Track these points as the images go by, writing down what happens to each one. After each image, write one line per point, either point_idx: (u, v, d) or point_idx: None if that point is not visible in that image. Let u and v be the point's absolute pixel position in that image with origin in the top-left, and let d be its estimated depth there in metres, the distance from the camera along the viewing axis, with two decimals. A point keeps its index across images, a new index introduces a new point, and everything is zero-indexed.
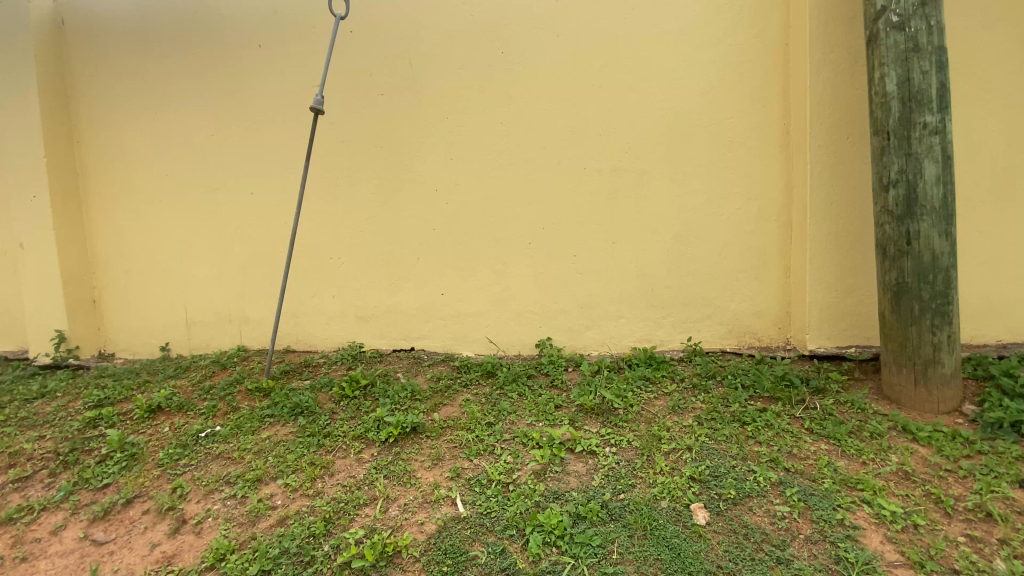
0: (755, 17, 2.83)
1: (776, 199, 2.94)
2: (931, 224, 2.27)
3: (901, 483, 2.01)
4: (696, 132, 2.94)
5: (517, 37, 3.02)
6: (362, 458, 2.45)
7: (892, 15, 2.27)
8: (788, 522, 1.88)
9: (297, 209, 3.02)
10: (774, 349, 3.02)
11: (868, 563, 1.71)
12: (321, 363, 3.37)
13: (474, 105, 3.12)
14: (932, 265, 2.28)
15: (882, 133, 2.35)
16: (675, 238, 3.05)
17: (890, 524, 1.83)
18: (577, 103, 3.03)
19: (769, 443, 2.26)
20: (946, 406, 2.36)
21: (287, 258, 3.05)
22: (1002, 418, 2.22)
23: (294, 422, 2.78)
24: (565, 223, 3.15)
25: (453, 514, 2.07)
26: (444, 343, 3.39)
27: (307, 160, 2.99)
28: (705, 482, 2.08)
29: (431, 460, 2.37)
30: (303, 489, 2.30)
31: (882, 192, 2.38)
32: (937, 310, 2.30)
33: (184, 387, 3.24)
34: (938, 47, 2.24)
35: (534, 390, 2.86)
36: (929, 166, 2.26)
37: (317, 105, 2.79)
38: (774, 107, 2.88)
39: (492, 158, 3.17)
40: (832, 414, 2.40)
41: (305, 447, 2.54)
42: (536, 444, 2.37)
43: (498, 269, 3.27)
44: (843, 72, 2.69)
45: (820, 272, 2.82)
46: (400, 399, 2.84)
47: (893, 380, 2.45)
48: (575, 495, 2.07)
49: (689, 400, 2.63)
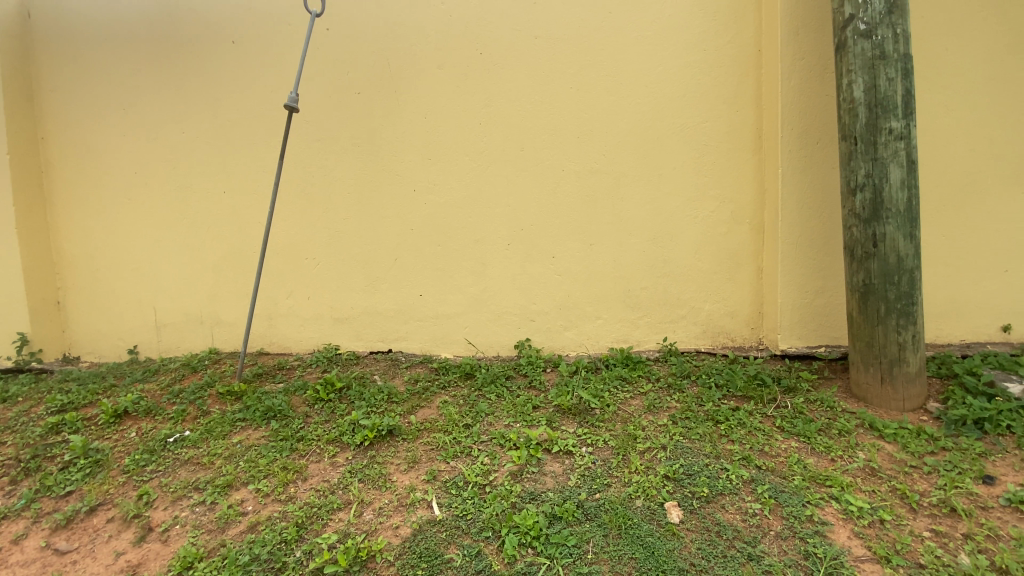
0: (730, 23, 2.87)
1: (749, 202, 2.99)
2: (896, 227, 2.34)
3: (869, 479, 2.06)
4: (672, 136, 2.98)
5: (496, 38, 3.02)
6: (337, 462, 2.41)
7: (859, 23, 2.33)
8: (759, 519, 1.92)
9: (271, 209, 2.97)
10: (747, 349, 3.08)
11: (836, 558, 1.75)
12: (295, 365, 3.31)
13: (453, 105, 3.12)
14: (897, 267, 2.35)
15: (850, 138, 2.41)
16: (652, 240, 3.08)
17: (857, 520, 1.88)
18: (555, 105, 3.04)
19: (741, 442, 2.29)
20: (911, 404, 2.43)
21: (260, 259, 2.99)
22: (965, 416, 2.29)
23: (266, 426, 2.72)
24: (544, 224, 3.15)
25: (428, 517, 2.05)
26: (422, 344, 3.37)
27: (281, 158, 2.93)
28: (679, 480, 2.11)
29: (407, 463, 2.35)
30: (275, 494, 2.25)
31: (850, 195, 2.44)
32: (902, 311, 2.37)
33: (152, 391, 3.15)
34: (903, 55, 2.31)
35: (512, 391, 2.86)
36: (894, 170, 2.33)
37: (291, 102, 2.75)
38: (747, 111, 2.93)
39: (471, 158, 3.16)
40: (802, 412, 2.46)
41: (278, 451, 2.49)
42: (513, 444, 2.37)
43: (477, 270, 3.26)
44: (813, 79, 2.76)
45: (791, 274, 2.88)
46: (376, 402, 2.81)
47: (861, 379, 2.51)
48: (551, 495, 2.07)
49: (664, 400, 2.66)
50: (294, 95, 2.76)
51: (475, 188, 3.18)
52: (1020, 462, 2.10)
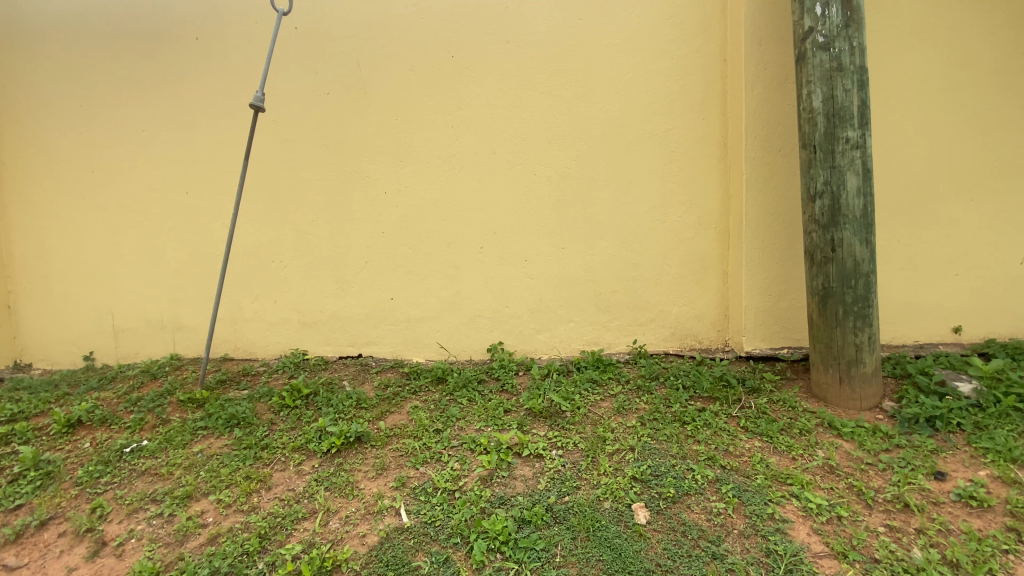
0: (696, 32, 2.94)
1: (715, 207, 3.06)
2: (853, 233, 2.43)
3: (827, 477, 2.13)
4: (641, 142, 3.03)
5: (468, 41, 3.02)
6: (303, 470, 2.36)
7: (818, 36, 2.41)
8: (723, 518, 1.95)
9: (235, 211, 2.89)
10: (713, 351, 3.15)
11: (796, 555, 1.79)
12: (261, 372, 3.24)
13: (425, 108, 3.10)
14: (854, 271, 2.44)
15: (809, 147, 2.49)
16: (622, 244, 3.12)
17: (816, 516, 1.94)
18: (527, 110, 3.06)
19: (706, 442, 2.34)
20: (868, 403, 2.53)
21: (223, 262, 2.91)
22: (918, 414, 2.39)
23: (229, 434, 2.65)
24: (516, 228, 3.16)
25: (396, 525, 2.03)
26: (393, 349, 3.33)
27: (246, 159, 2.86)
28: (646, 482, 2.14)
29: (376, 470, 2.31)
30: (237, 504, 2.19)
31: (809, 202, 2.53)
32: (859, 313, 2.46)
33: (108, 399, 3.02)
34: (859, 68, 2.41)
35: (483, 395, 2.85)
36: (851, 178, 2.42)
37: (257, 102, 2.69)
38: (713, 118, 3.00)
39: (443, 161, 3.14)
40: (765, 412, 2.52)
41: (241, 460, 2.43)
42: (483, 449, 2.36)
43: (449, 274, 3.24)
44: (775, 88, 2.84)
45: (755, 278, 2.96)
46: (344, 408, 2.76)
47: (821, 379, 2.60)
48: (521, 499, 2.07)
49: (633, 402, 2.70)
50: (261, 95, 2.70)
51: (447, 191, 3.17)
52: (968, 457, 2.20)
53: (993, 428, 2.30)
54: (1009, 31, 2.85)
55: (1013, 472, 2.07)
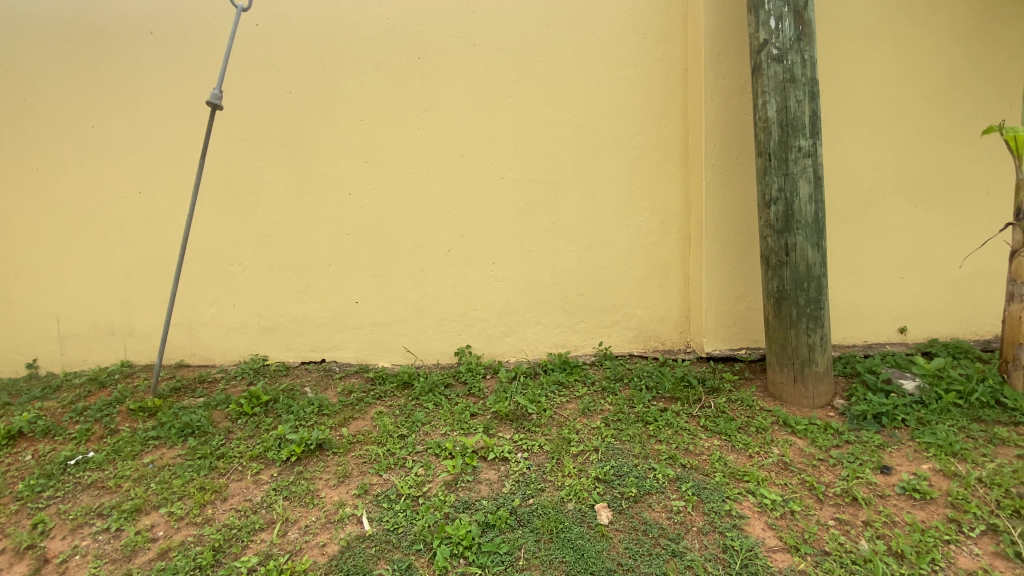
0: (659, 41, 3.01)
1: (677, 212, 3.13)
2: (805, 237, 2.53)
3: (781, 473, 2.20)
4: (605, 148, 3.08)
5: (435, 44, 3.02)
6: (260, 480, 2.29)
7: (772, 48, 2.51)
8: (682, 516, 2.00)
9: (191, 212, 2.79)
10: (676, 352, 3.22)
11: (751, 549, 1.85)
12: (218, 378, 3.15)
13: (391, 109, 3.08)
14: (806, 275, 2.54)
15: (764, 154, 2.59)
16: (587, 248, 3.16)
17: (770, 512, 2.01)
18: (493, 113, 3.06)
19: (668, 441, 2.39)
20: (821, 401, 2.63)
21: (178, 265, 2.81)
22: (866, 411, 2.50)
23: (182, 443, 2.55)
24: (483, 231, 3.16)
25: (357, 533, 1.99)
26: (359, 353, 3.29)
27: (203, 158, 2.77)
28: (609, 482, 2.17)
29: (337, 477, 2.27)
30: (190, 517, 2.11)
31: (765, 208, 2.62)
32: (811, 315, 2.56)
33: (52, 409, 2.87)
34: (810, 79, 2.51)
35: (450, 399, 2.83)
36: (803, 185, 2.52)
37: (214, 100, 2.60)
38: (676, 126, 3.07)
39: (410, 163, 3.12)
40: (724, 411, 2.60)
41: (195, 471, 2.34)
42: (448, 453, 2.34)
43: (415, 277, 3.21)
44: (733, 98, 2.93)
45: (716, 281, 3.04)
46: (305, 415, 2.69)
47: (777, 379, 2.69)
48: (485, 503, 2.07)
49: (598, 403, 2.73)
50: (218, 92, 2.63)
51: (413, 194, 3.14)
52: (912, 452, 2.31)
53: (934, 423, 2.43)
54: (951, 47, 3.01)
55: (953, 465, 2.18)
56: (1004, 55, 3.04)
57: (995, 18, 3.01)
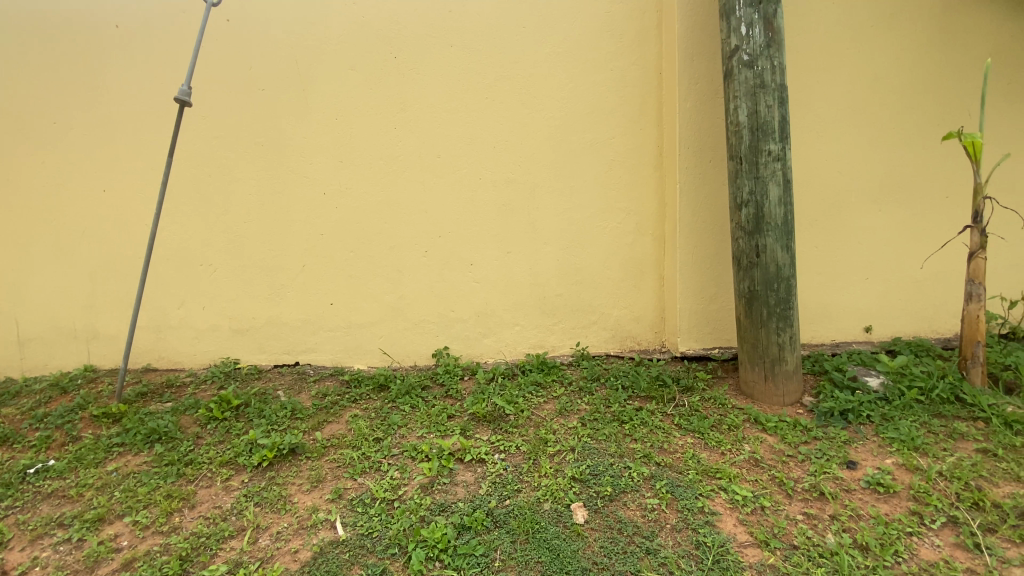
0: (634, 45, 3.04)
1: (652, 214, 3.17)
2: (775, 239, 2.59)
3: (752, 469, 2.25)
4: (582, 150, 3.10)
5: (411, 43, 3.00)
6: (230, 486, 2.24)
7: (743, 54, 2.57)
8: (656, 514, 2.03)
9: (159, 212, 2.72)
10: (651, 351, 3.27)
11: (723, 545, 1.88)
12: (187, 383, 3.09)
13: (366, 108, 3.05)
14: (776, 275, 2.60)
15: (736, 158, 2.64)
16: (564, 249, 3.18)
17: (742, 507, 2.05)
18: (470, 114, 3.06)
19: (643, 440, 2.43)
20: (790, 398, 2.70)
21: (144, 266, 2.74)
22: (833, 408, 2.58)
23: (149, 450, 2.47)
24: (460, 232, 3.15)
25: (331, 538, 1.96)
26: (334, 356, 3.25)
27: (171, 157, 2.70)
28: (585, 481, 2.18)
29: (311, 482, 2.23)
30: (156, 526, 2.05)
31: (736, 210, 2.68)
32: (781, 314, 2.62)
33: (10, 415, 2.76)
34: (779, 85, 2.57)
35: (427, 401, 2.81)
36: (773, 188, 2.58)
37: (182, 96, 2.54)
38: (650, 129, 3.11)
39: (386, 163, 3.09)
40: (698, 410, 2.64)
41: (162, 478, 2.27)
42: (425, 456, 2.33)
43: (392, 278, 3.19)
44: (706, 102, 2.98)
45: (690, 282, 3.09)
46: (277, 419, 2.64)
47: (748, 377, 2.75)
48: (461, 506, 2.06)
49: (575, 403, 2.75)
50: (187, 88, 2.56)
51: (389, 194, 3.12)
52: (877, 447, 2.38)
53: (898, 419, 2.52)
54: (913, 56, 3.11)
55: (916, 460, 2.26)
56: (963, 64, 3.16)
57: (955, 29, 3.13)
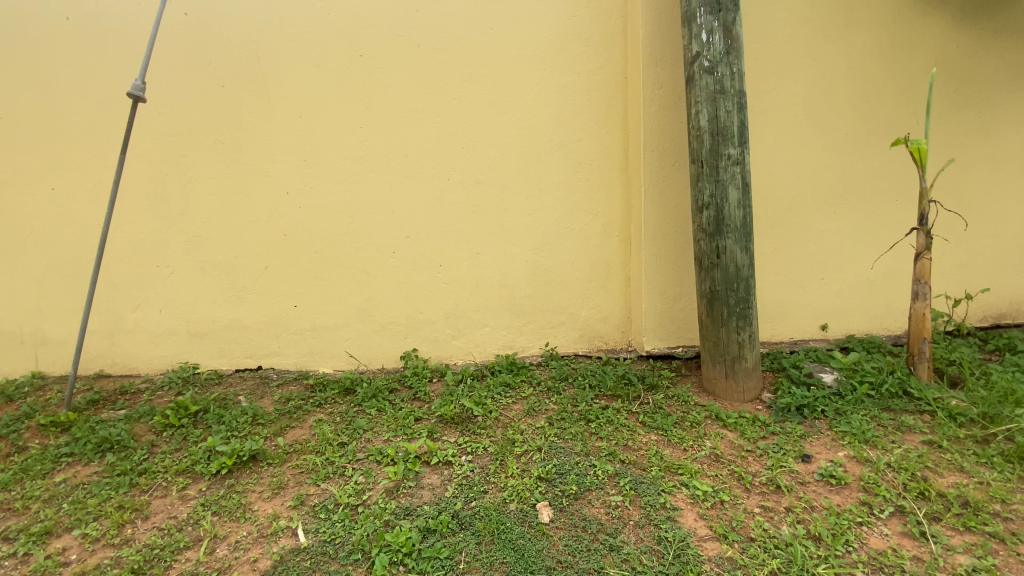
0: (600, 49, 3.08)
1: (618, 215, 3.22)
2: (735, 241, 2.67)
3: (713, 465, 2.31)
4: (549, 152, 3.13)
5: (377, 41, 2.97)
6: (187, 495, 2.17)
7: (704, 60, 2.63)
8: (620, 511, 2.06)
9: (111, 211, 2.61)
10: (618, 351, 3.32)
11: (683, 539, 1.93)
12: (142, 390, 2.99)
13: (331, 107, 3.01)
14: (736, 276, 2.68)
15: (697, 161, 2.71)
16: (532, 250, 3.19)
17: (702, 502, 2.10)
18: (438, 114, 3.04)
19: (608, 438, 2.46)
20: (750, 395, 2.78)
21: (95, 269, 2.63)
22: (790, 403, 2.67)
23: (100, 460, 2.38)
24: (428, 233, 3.13)
25: (292, 546, 1.92)
26: (298, 359, 3.19)
27: (124, 154, 2.60)
28: (551, 480, 2.20)
29: (272, 489, 2.18)
30: (107, 538, 1.97)
31: (698, 212, 2.75)
32: (740, 314, 2.70)
33: None
34: (738, 91, 2.65)
35: (395, 404, 2.78)
36: (732, 192, 2.66)
37: (135, 91, 2.44)
38: (616, 132, 3.15)
39: (351, 162, 3.05)
40: (661, 407, 2.70)
41: (113, 489, 2.19)
42: (390, 460, 2.30)
43: (359, 279, 3.15)
44: (671, 105, 3.02)
45: (655, 282, 3.14)
46: (237, 426, 2.57)
47: (710, 375, 2.83)
48: (426, 509, 2.05)
49: (543, 403, 2.77)
50: (141, 83, 2.47)
51: (355, 194, 3.08)
52: (830, 440, 2.48)
53: (850, 413, 2.63)
54: (865, 65, 3.26)
55: (866, 452, 2.37)
56: (911, 73, 3.31)
57: (903, 39, 3.28)
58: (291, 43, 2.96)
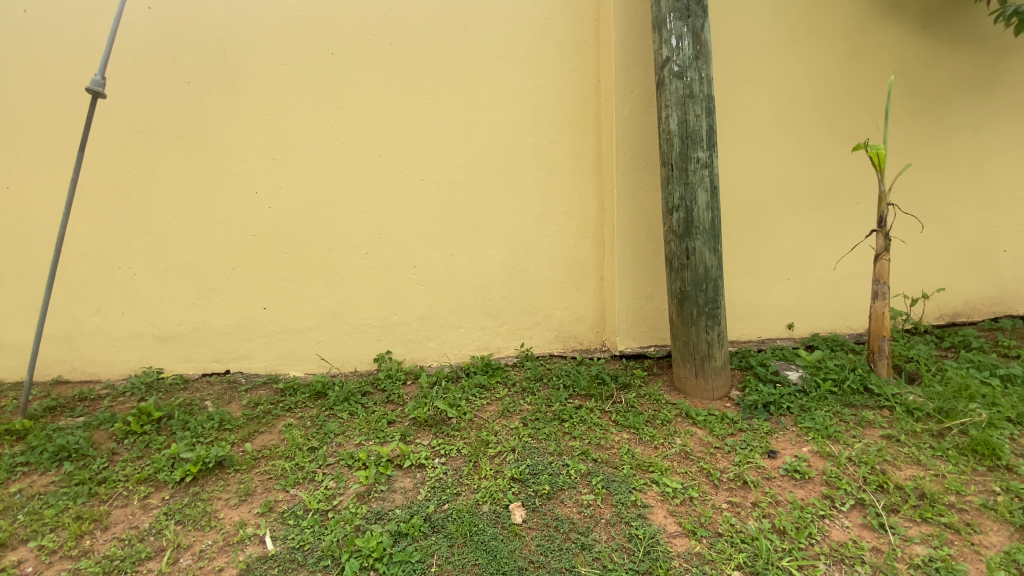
0: (573, 52, 3.10)
1: (592, 216, 3.25)
2: (703, 242, 2.72)
3: (682, 462, 2.36)
4: (524, 153, 3.14)
5: (349, 40, 2.93)
6: (149, 505, 2.10)
7: (674, 65, 2.68)
8: (592, 509, 2.08)
9: (68, 211, 2.51)
10: (593, 351, 3.35)
11: (653, 536, 1.96)
12: (103, 396, 2.89)
13: (301, 106, 2.96)
14: (705, 276, 2.74)
15: (667, 164, 2.76)
16: (507, 251, 3.20)
17: (672, 499, 2.14)
18: (412, 114, 3.02)
19: (581, 437, 2.49)
20: (719, 393, 2.84)
21: (52, 271, 2.52)
22: (757, 401, 2.75)
23: (56, 470, 2.28)
24: (402, 234, 3.11)
25: (259, 554, 1.88)
26: (268, 363, 3.13)
27: (82, 150, 2.50)
28: (524, 481, 2.21)
29: (239, 496, 2.13)
30: (65, 550, 1.90)
31: (668, 214, 2.80)
32: (709, 314, 2.76)
33: None
34: (707, 96, 2.71)
35: (367, 407, 2.75)
36: (701, 194, 2.71)
37: (95, 87, 2.35)
38: (589, 134, 3.19)
39: (323, 162, 3.00)
40: (634, 406, 2.74)
41: (71, 499, 2.10)
42: (362, 464, 2.28)
43: (330, 281, 3.10)
44: (642, 109, 3.07)
45: (627, 283, 3.18)
46: (203, 431, 2.50)
47: (681, 373, 2.88)
48: (398, 512, 2.03)
49: (518, 404, 2.78)
50: (101, 79, 2.38)
51: (327, 194, 3.03)
52: (795, 436, 2.56)
53: (814, 409, 2.71)
54: (828, 72, 3.37)
55: (828, 447, 2.44)
56: (871, 80, 3.44)
57: (864, 47, 3.40)
58: (261, 40, 2.91)
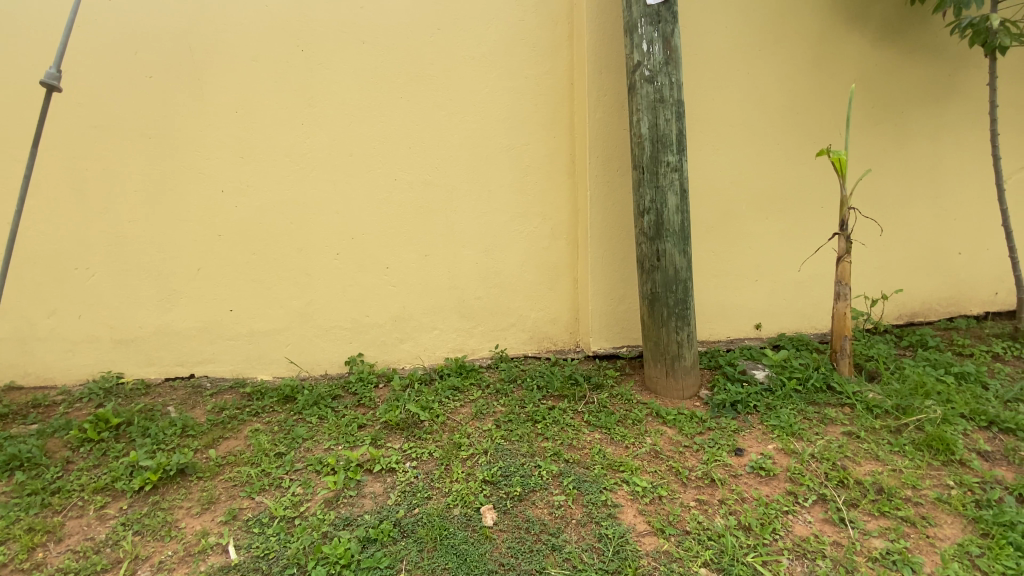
0: (547, 54, 3.12)
1: (566, 218, 3.27)
2: (673, 244, 2.77)
3: (652, 461, 2.39)
4: (498, 155, 3.14)
5: (319, 36, 2.88)
6: (106, 515, 2.03)
7: (645, 70, 2.72)
8: (563, 510, 2.09)
9: (20, 209, 2.40)
10: (566, 351, 3.37)
11: (622, 536, 1.98)
12: (58, 402, 2.78)
13: (271, 104, 2.90)
14: (675, 278, 2.78)
15: (639, 168, 2.80)
16: (481, 252, 3.19)
17: (641, 498, 2.17)
18: (385, 113, 2.99)
19: (553, 438, 2.50)
20: (688, 392, 2.89)
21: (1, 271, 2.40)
22: (725, 399, 2.81)
23: (5, 480, 2.18)
24: (374, 234, 3.07)
25: (221, 564, 1.83)
26: (235, 366, 3.05)
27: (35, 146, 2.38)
28: (496, 483, 2.21)
29: (201, 504, 2.07)
30: (14, 565, 1.81)
31: (639, 217, 2.83)
32: (679, 314, 2.81)
33: None
34: (677, 101, 2.75)
35: (337, 411, 2.70)
36: (671, 197, 2.75)
37: (50, 80, 2.24)
38: (563, 136, 3.20)
39: (293, 161, 2.95)
40: (606, 406, 2.77)
41: (22, 510, 2.02)
42: (330, 469, 2.24)
43: (300, 282, 3.04)
44: (615, 112, 3.10)
45: (600, 284, 3.21)
46: (165, 438, 2.42)
47: (652, 373, 2.92)
48: (367, 518, 2.01)
49: (491, 405, 2.77)
50: (56, 72, 2.27)
51: (297, 193, 2.97)
52: (761, 434, 2.62)
53: (779, 407, 2.78)
54: (793, 79, 3.46)
55: (792, 444, 2.51)
56: (835, 87, 3.55)
57: (827, 55, 3.51)
58: (228, 36, 2.84)
